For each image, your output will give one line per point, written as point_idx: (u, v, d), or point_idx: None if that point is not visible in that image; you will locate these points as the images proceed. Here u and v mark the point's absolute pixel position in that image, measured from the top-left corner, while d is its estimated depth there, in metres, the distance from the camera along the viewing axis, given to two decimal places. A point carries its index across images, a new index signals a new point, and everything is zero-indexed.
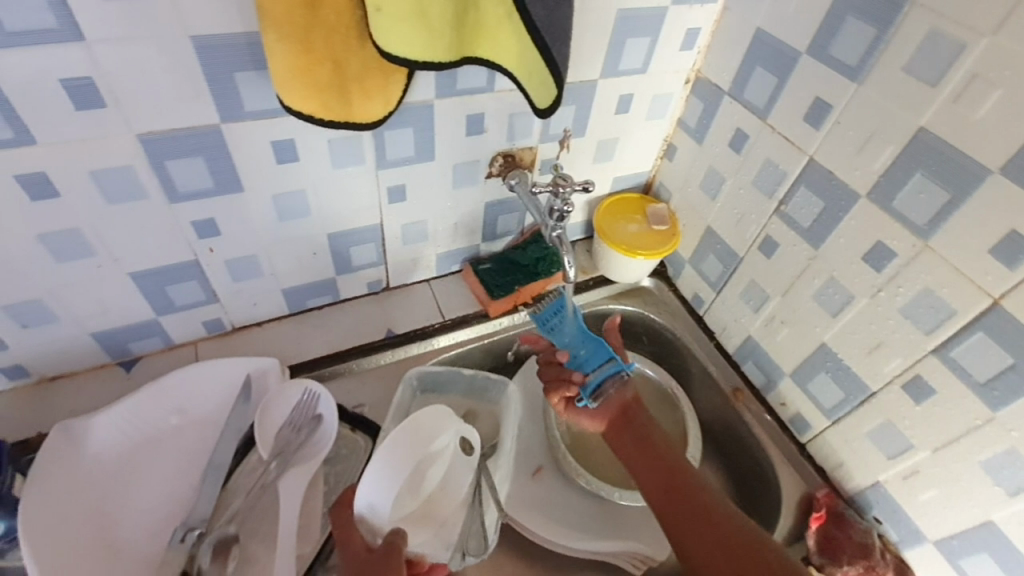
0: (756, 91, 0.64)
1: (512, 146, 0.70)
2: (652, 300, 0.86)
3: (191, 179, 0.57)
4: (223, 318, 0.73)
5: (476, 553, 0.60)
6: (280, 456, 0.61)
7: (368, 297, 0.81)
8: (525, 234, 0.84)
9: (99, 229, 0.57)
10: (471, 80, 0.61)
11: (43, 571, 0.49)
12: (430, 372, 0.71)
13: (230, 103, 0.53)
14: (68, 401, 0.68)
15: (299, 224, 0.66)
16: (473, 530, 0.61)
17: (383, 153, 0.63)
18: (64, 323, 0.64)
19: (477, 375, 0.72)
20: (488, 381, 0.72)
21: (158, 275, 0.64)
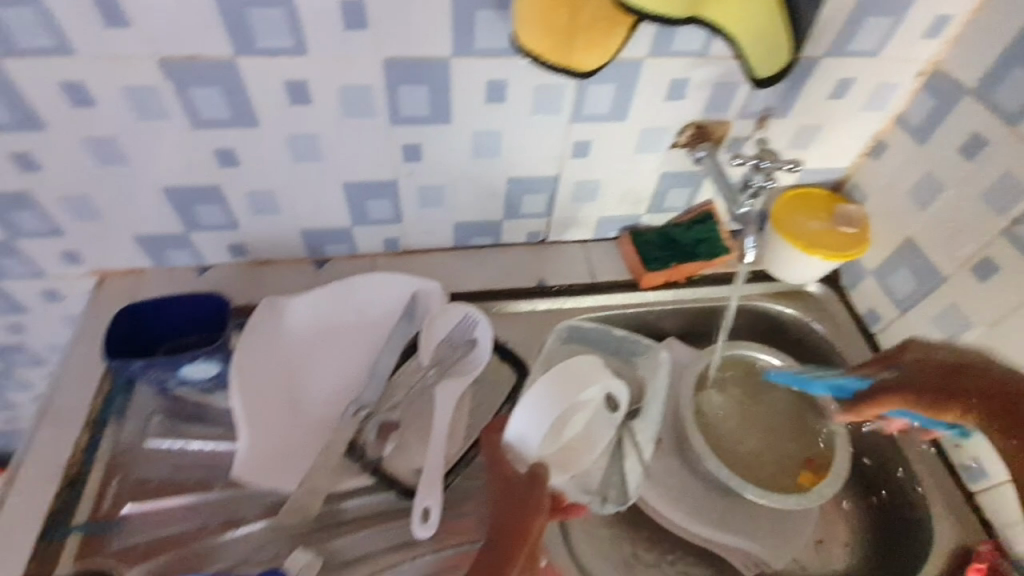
0: (1011, 92, 0.58)
1: (707, 117, 0.68)
2: (815, 306, 0.80)
3: (413, 105, 0.62)
4: (400, 239, 0.80)
5: (613, 501, 0.64)
6: (438, 366, 0.67)
7: (526, 246, 0.84)
8: (692, 212, 0.82)
9: (330, 138, 0.65)
10: (689, 43, 0.61)
11: (242, 413, 0.61)
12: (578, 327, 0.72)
13: (466, 37, 0.57)
14: (272, 284, 0.80)
15: (486, 164, 0.70)
16: (615, 481, 0.65)
17: (581, 106, 0.65)
18: (283, 216, 0.74)
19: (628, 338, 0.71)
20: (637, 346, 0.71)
21: (363, 189, 0.72)
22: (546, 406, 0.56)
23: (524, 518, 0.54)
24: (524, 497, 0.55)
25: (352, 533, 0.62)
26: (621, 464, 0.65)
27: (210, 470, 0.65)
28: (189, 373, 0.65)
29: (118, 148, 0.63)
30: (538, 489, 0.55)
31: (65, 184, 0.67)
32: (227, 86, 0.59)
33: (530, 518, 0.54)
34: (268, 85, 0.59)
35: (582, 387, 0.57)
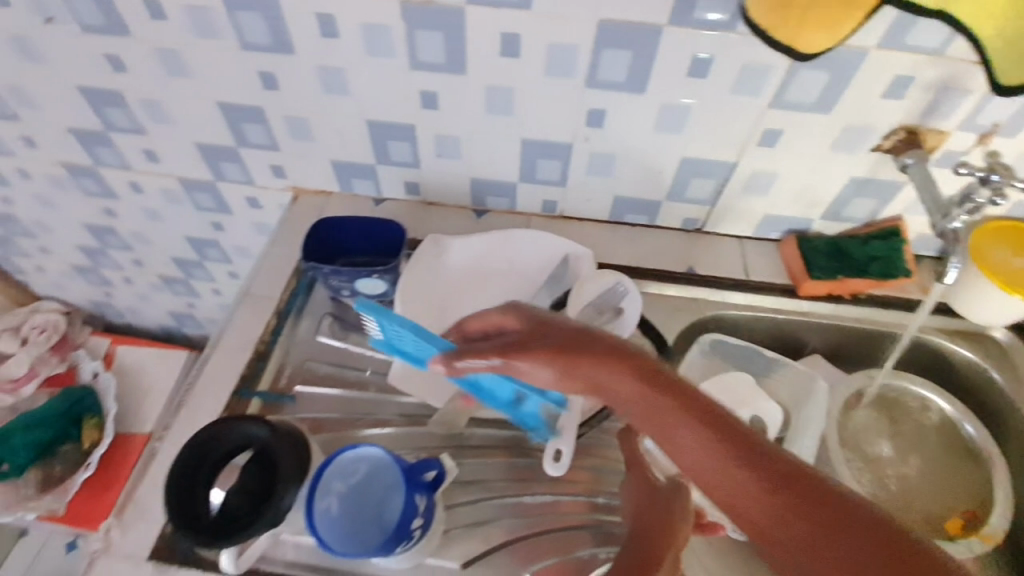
0: None
1: (922, 122, 0.64)
2: (997, 354, 0.74)
3: (614, 71, 0.64)
4: (559, 203, 0.83)
5: None
6: (585, 326, 0.69)
7: (679, 231, 0.83)
8: (871, 226, 0.77)
9: (525, 92, 0.69)
10: (924, 39, 0.57)
11: None
12: (726, 339, 0.73)
13: (687, 7, 0.57)
14: (434, 224, 0.87)
15: (666, 139, 0.70)
16: None
17: (785, 91, 0.63)
18: (460, 162, 0.80)
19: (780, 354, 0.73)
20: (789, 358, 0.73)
21: (539, 147, 0.75)
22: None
23: (666, 521, 0.53)
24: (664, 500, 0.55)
25: (481, 458, 0.67)
26: None
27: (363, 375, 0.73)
28: (364, 286, 0.74)
29: (344, 77, 0.72)
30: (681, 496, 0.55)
31: (291, 103, 0.77)
32: (450, 30, 0.64)
33: (676, 524, 0.53)
34: (486, 34, 0.63)
35: (732, 401, 0.68)
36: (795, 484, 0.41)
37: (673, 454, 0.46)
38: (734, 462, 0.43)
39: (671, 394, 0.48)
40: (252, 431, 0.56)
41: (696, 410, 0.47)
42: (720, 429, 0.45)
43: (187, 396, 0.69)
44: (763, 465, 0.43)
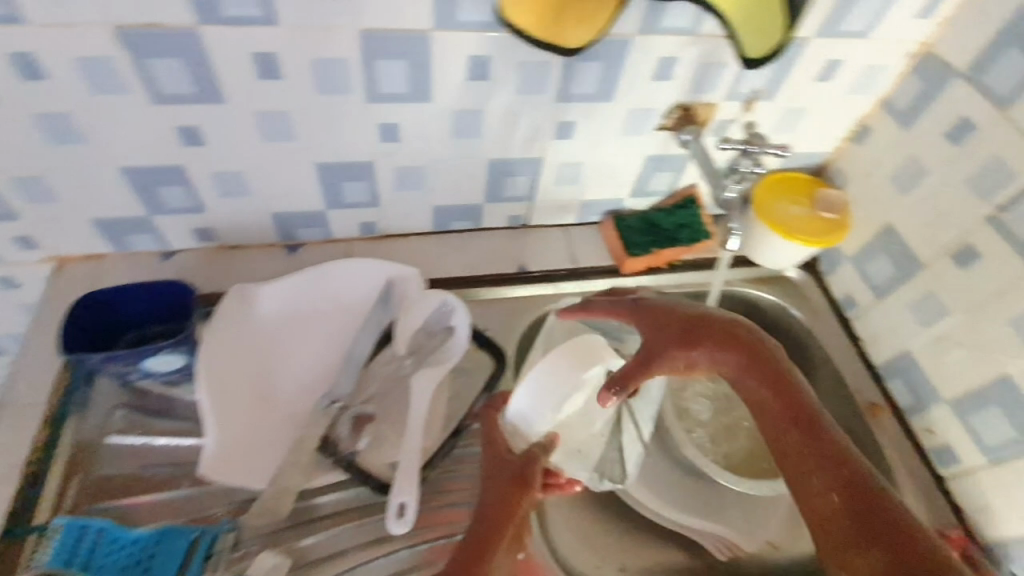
0: (1001, 76, 0.56)
1: (694, 99, 0.67)
2: (793, 292, 0.81)
3: (391, 82, 0.59)
4: (378, 222, 0.77)
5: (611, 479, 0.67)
6: (415, 354, 0.66)
7: (506, 230, 0.83)
8: (676, 196, 0.82)
9: (304, 114, 0.61)
10: (677, 21, 0.58)
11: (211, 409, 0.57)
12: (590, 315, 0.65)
13: (447, 10, 0.54)
14: (243, 269, 0.77)
15: (468, 145, 0.68)
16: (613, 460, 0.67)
17: (566, 85, 0.63)
18: (254, 199, 0.71)
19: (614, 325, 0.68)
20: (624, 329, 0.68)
21: (337, 171, 0.69)
22: (546, 384, 0.55)
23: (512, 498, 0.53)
24: (521, 464, 0.54)
25: (326, 529, 0.61)
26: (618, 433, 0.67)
27: (183, 466, 0.63)
28: (153, 366, 0.62)
29: (75, 123, 0.59)
30: (537, 463, 0.55)
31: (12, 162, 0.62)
32: (191, 58, 0.55)
33: (516, 496, 0.53)
34: (235, 56, 0.55)
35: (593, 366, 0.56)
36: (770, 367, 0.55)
37: (692, 362, 0.55)
38: (734, 361, 0.56)
39: (669, 311, 0.57)
40: None
41: (709, 327, 0.56)
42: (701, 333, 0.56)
43: None
44: (750, 349, 0.56)
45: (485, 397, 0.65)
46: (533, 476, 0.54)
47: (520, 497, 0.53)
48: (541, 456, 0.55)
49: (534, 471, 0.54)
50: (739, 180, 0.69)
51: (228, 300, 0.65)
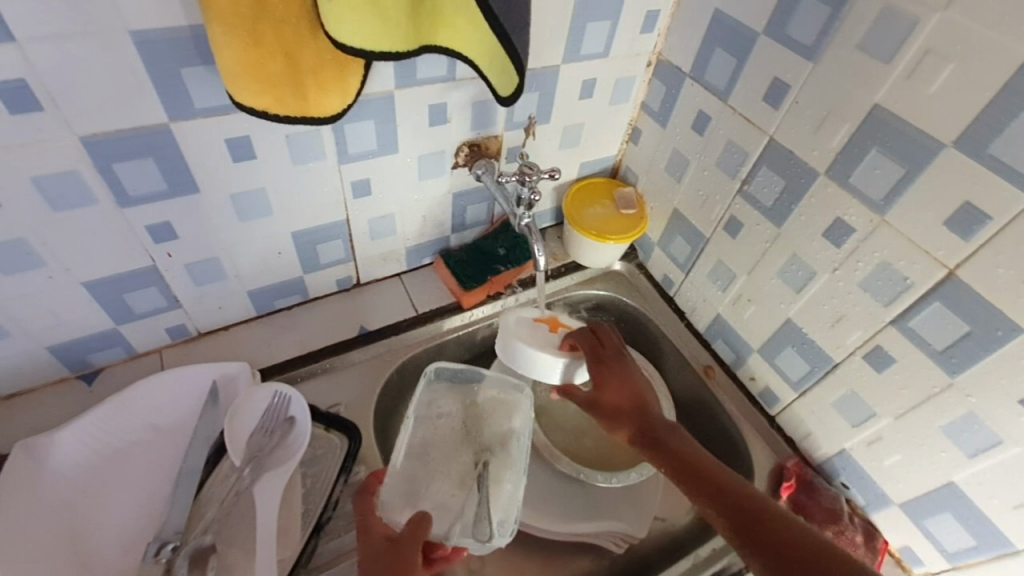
0: (716, 72, 0.64)
1: (477, 135, 0.69)
2: (623, 284, 0.88)
3: (143, 182, 0.54)
4: (187, 323, 0.70)
5: (477, 536, 0.58)
6: (254, 461, 0.60)
7: (338, 294, 0.80)
8: (494, 224, 0.84)
9: (46, 236, 0.54)
10: (432, 70, 0.60)
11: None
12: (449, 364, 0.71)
13: (180, 101, 0.50)
14: (28, 418, 0.65)
15: (261, 223, 0.64)
16: (481, 519, 0.59)
17: (344, 147, 0.62)
18: (17, 338, 0.61)
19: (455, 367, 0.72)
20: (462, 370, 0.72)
21: (114, 283, 0.61)
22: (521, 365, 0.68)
23: None
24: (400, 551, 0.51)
25: None
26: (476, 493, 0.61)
27: None
28: None
29: None
30: (419, 540, 0.52)
31: None
32: None
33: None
34: None
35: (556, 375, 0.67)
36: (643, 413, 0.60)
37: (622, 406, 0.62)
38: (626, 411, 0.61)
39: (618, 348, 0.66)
40: None
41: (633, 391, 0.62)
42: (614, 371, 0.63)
43: None
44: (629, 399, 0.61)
45: (343, 483, 0.63)
46: (414, 558, 0.51)
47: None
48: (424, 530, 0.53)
49: (416, 552, 0.52)
50: (529, 207, 0.71)
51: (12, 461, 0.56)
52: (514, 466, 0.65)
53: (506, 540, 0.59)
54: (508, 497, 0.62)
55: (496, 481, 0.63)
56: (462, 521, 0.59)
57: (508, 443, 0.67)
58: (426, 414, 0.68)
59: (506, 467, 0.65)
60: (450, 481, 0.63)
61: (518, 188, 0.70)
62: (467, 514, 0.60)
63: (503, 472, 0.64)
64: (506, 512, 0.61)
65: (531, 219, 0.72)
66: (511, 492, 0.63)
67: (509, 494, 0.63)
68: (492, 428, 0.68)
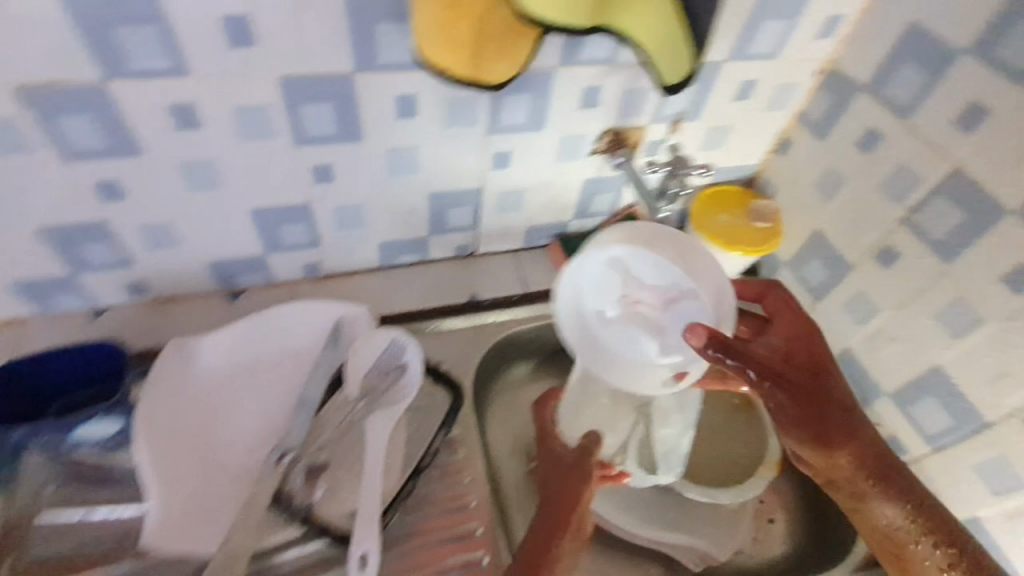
0: (898, 87, 0.60)
1: (623, 122, 0.69)
2: None
3: (318, 124, 0.59)
4: (321, 262, 0.76)
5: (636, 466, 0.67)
6: (367, 396, 0.64)
7: (456, 260, 0.82)
8: (616, 215, 0.82)
9: (230, 162, 0.60)
10: (596, 51, 0.60)
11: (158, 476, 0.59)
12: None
13: (367, 53, 0.54)
14: (180, 320, 0.74)
15: (406, 179, 0.68)
16: (642, 453, 0.68)
17: (497, 117, 0.63)
18: (186, 249, 0.68)
19: None
20: None
21: (273, 214, 0.67)
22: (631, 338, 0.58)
23: (575, 488, 0.58)
24: (580, 462, 0.60)
25: None
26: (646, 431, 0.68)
27: (122, 534, 0.60)
28: (82, 437, 0.61)
29: None
30: (595, 454, 0.60)
31: None
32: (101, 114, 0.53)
33: (577, 485, 0.58)
34: (150, 108, 0.54)
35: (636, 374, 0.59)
36: (817, 389, 0.56)
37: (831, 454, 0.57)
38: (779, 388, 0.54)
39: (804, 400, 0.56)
40: None
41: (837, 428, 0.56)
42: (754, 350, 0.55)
43: None
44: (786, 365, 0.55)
45: (442, 436, 0.64)
46: (593, 466, 0.60)
47: (582, 485, 0.58)
48: (595, 447, 0.61)
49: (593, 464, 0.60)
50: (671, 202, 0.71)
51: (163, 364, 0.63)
52: (677, 418, 0.69)
53: (670, 477, 0.68)
54: (671, 443, 0.69)
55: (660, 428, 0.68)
56: (627, 449, 0.67)
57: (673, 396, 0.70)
58: None
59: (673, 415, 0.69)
60: (616, 418, 0.67)
61: (665, 180, 0.70)
62: (633, 447, 0.68)
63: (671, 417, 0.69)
64: (669, 453, 0.68)
65: (670, 213, 0.71)
66: (674, 440, 0.69)
67: (671, 442, 0.68)
68: None
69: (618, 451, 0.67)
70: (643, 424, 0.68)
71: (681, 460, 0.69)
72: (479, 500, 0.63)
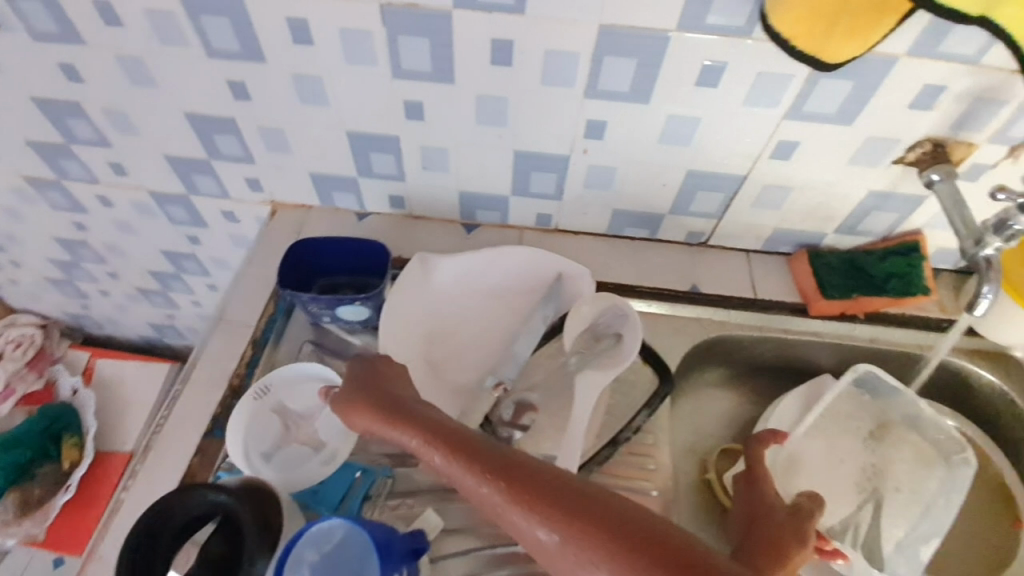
0: None
1: (952, 134, 0.59)
2: (1018, 374, 0.69)
3: (616, 80, 0.59)
4: (555, 216, 0.78)
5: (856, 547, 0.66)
6: (580, 354, 0.65)
7: (683, 246, 0.79)
8: (888, 240, 0.72)
9: (520, 102, 0.63)
10: (961, 45, 0.51)
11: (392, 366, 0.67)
12: (877, 376, 0.69)
13: (698, 12, 0.52)
14: (421, 238, 0.81)
15: (673, 152, 0.66)
16: (866, 536, 0.67)
17: (802, 103, 0.58)
18: (450, 175, 0.75)
19: (884, 383, 0.70)
20: (893, 390, 0.70)
21: (534, 160, 0.70)
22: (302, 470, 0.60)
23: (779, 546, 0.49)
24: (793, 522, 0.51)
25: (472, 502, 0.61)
26: (873, 515, 0.68)
27: None
28: (342, 316, 0.68)
29: (321, 86, 0.66)
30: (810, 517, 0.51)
31: (266, 115, 0.70)
32: (435, 38, 0.59)
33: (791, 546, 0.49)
34: (475, 39, 0.58)
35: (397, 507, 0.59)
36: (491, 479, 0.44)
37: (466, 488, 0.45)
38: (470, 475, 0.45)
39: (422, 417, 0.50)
40: (213, 498, 0.49)
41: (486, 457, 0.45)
42: (463, 442, 0.46)
43: (155, 439, 0.65)
44: (452, 434, 0.48)
45: (643, 416, 0.62)
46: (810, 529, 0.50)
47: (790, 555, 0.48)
48: (817, 510, 0.52)
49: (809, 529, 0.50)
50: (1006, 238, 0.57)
51: (270, 382, 0.64)
52: (911, 516, 0.68)
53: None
54: (902, 541, 0.66)
55: (888, 520, 0.68)
56: (850, 527, 0.67)
57: (913, 494, 0.69)
58: (833, 418, 0.72)
59: (906, 511, 0.68)
60: (843, 495, 0.70)
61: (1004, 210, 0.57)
62: (858, 528, 0.67)
63: (905, 515, 0.68)
64: (894, 553, 0.66)
65: (997, 250, 0.58)
66: (903, 538, 0.66)
67: (902, 538, 0.66)
68: (900, 470, 0.70)
69: (840, 524, 0.68)
70: (870, 510, 0.68)
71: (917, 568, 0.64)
72: (660, 491, 0.60)
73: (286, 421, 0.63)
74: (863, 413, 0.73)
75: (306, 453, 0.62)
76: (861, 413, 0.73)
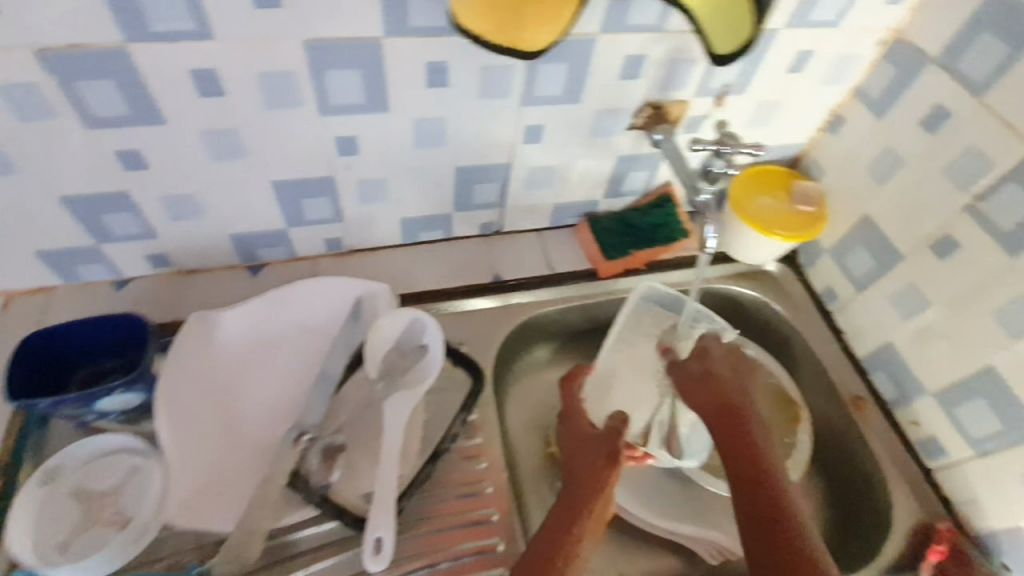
0: (976, 62, 0.54)
1: (664, 96, 0.64)
2: (773, 286, 0.80)
3: (344, 93, 0.56)
4: (343, 238, 0.74)
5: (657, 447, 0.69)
6: (386, 377, 0.63)
7: (480, 238, 0.80)
8: (649, 196, 0.79)
9: (253, 131, 0.58)
10: (642, 15, 0.55)
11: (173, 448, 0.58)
12: (661, 289, 0.75)
13: (397, 16, 0.51)
14: (200, 293, 0.73)
15: (432, 153, 0.65)
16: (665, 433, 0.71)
17: (531, 88, 0.60)
18: (208, 220, 0.67)
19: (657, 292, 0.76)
20: (665, 296, 0.76)
21: (296, 187, 0.65)
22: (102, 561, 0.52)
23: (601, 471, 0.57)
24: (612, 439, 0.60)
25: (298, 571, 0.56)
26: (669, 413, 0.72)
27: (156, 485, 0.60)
28: (105, 408, 0.58)
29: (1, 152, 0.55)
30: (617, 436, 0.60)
31: None
32: (121, 77, 0.51)
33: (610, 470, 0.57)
34: (172, 73, 0.51)
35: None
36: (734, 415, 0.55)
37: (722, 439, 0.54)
38: (739, 428, 0.54)
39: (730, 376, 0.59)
40: None
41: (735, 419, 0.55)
42: (715, 390, 0.58)
43: None
44: (725, 398, 0.57)
45: (461, 419, 0.62)
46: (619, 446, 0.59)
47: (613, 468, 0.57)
48: (622, 429, 0.60)
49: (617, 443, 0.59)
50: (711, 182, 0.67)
51: (62, 463, 0.56)
52: None
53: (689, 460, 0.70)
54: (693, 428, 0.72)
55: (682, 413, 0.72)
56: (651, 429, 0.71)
57: None
58: (624, 333, 0.75)
59: None
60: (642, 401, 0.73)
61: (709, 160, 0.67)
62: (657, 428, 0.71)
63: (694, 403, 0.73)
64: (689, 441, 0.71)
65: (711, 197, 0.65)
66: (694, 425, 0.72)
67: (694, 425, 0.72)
68: None
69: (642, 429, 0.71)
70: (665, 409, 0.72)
71: (703, 447, 0.72)
72: (496, 486, 0.62)
73: (85, 504, 0.55)
74: (650, 321, 0.76)
75: (110, 535, 0.54)
76: (649, 321, 0.76)
